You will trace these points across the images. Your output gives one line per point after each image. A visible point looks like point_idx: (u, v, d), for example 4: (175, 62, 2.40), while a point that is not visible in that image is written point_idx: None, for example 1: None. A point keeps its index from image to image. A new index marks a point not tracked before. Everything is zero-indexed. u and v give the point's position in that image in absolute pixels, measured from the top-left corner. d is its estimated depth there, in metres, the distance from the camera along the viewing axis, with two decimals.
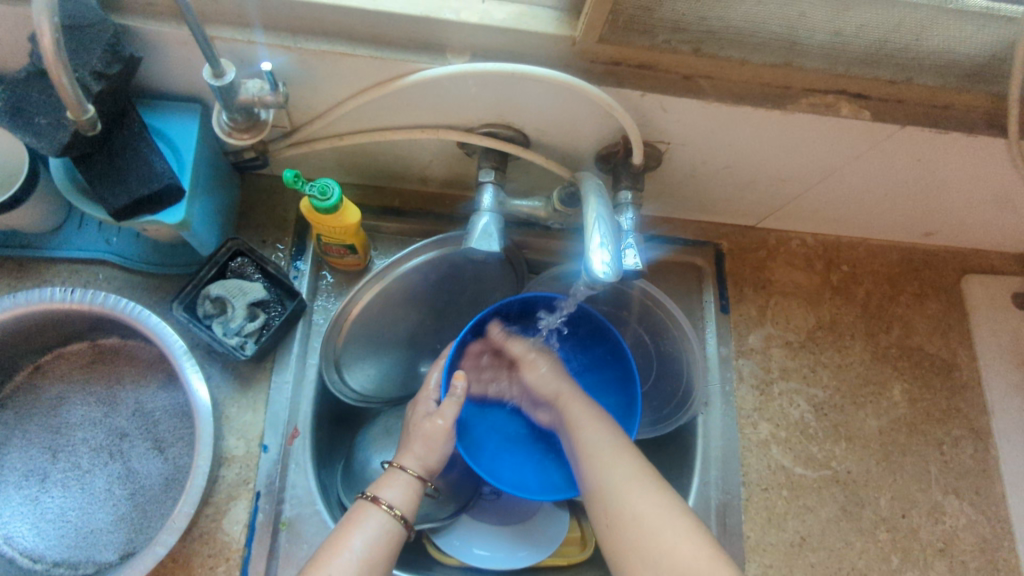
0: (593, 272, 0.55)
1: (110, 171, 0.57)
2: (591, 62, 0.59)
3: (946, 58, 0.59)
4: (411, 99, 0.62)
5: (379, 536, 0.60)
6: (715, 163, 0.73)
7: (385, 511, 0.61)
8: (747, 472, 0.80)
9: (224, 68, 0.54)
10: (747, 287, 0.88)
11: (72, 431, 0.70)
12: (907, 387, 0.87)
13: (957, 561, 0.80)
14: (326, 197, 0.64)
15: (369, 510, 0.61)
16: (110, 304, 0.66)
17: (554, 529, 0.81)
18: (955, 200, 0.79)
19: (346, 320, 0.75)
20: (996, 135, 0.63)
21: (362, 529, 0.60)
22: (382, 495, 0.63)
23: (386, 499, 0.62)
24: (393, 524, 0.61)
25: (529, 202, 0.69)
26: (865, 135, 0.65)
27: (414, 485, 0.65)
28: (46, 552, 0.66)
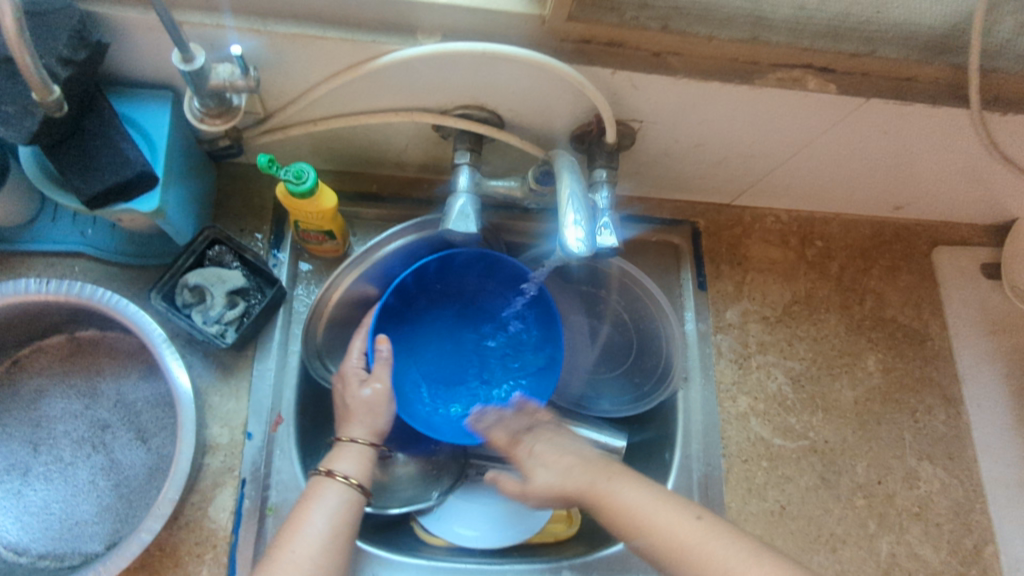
0: (567, 249, 0.56)
1: (81, 158, 0.57)
2: (562, 40, 0.59)
3: (909, 30, 0.60)
4: (383, 81, 0.62)
5: (338, 507, 0.63)
6: (688, 141, 0.74)
7: (339, 482, 0.64)
8: (726, 445, 0.82)
9: (194, 52, 0.54)
10: (723, 264, 0.89)
11: (53, 424, 0.70)
12: (881, 357, 0.89)
13: (932, 524, 0.82)
14: (301, 181, 0.64)
15: (323, 485, 0.64)
16: (86, 294, 0.65)
17: (542, 509, 0.82)
18: (924, 171, 0.81)
19: (326, 307, 0.74)
20: (960, 105, 0.64)
21: (320, 505, 0.62)
22: (336, 468, 0.65)
23: (339, 471, 0.65)
24: (351, 493, 0.64)
25: (505, 182, 0.69)
26: (833, 108, 0.66)
27: (366, 454, 0.67)
28: (30, 545, 0.66)
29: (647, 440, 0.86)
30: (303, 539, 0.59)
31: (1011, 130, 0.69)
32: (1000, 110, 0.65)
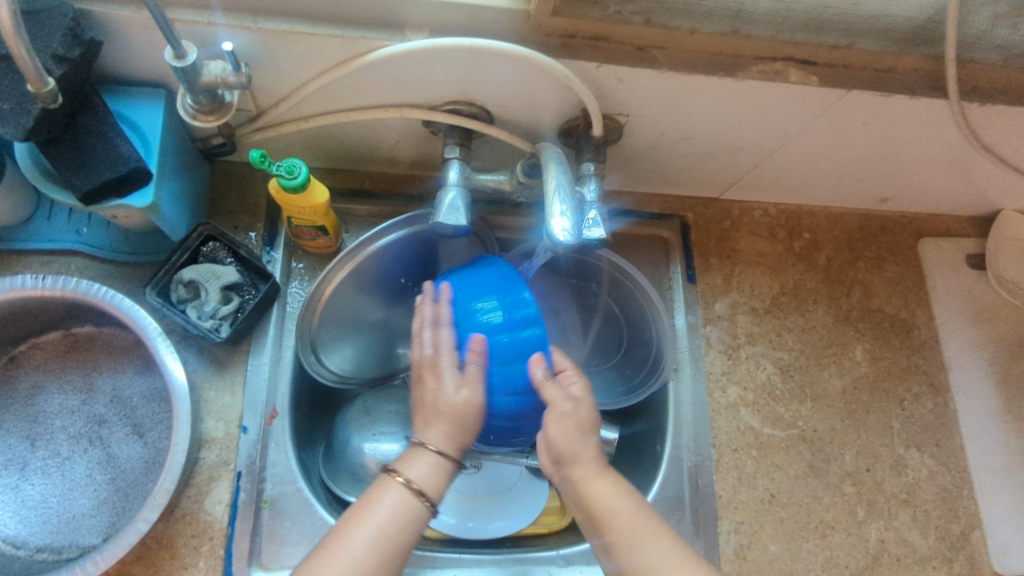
0: (555, 238, 0.57)
1: (75, 155, 0.58)
2: (547, 35, 0.61)
3: (886, 22, 0.61)
4: (373, 77, 0.64)
5: (395, 514, 0.59)
6: (674, 134, 0.75)
7: (399, 485, 0.60)
8: (717, 434, 0.83)
9: (186, 49, 0.55)
10: (712, 257, 0.91)
11: (50, 419, 0.71)
12: (868, 347, 0.90)
13: (920, 510, 0.83)
14: (293, 176, 0.65)
15: (388, 485, 0.61)
16: (82, 290, 0.66)
17: (534, 500, 0.83)
18: (908, 162, 0.82)
19: (320, 301, 0.76)
20: (938, 97, 0.66)
21: (376, 510, 0.59)
22: (406, 472, 0.61)
23: (406, 475, 0.61)
24: (414, 506, 0.60)
25: (494, 176, 0.71)
26: (814, 100, 0.67)
27: (442, 465, 0.62)
28: (28, 538, 0.66)
29: (638, 431, 0.87)
30: (350, 544, 0.58)
31: (989, 120, 0.70)
32: (977, 101, 0.67)
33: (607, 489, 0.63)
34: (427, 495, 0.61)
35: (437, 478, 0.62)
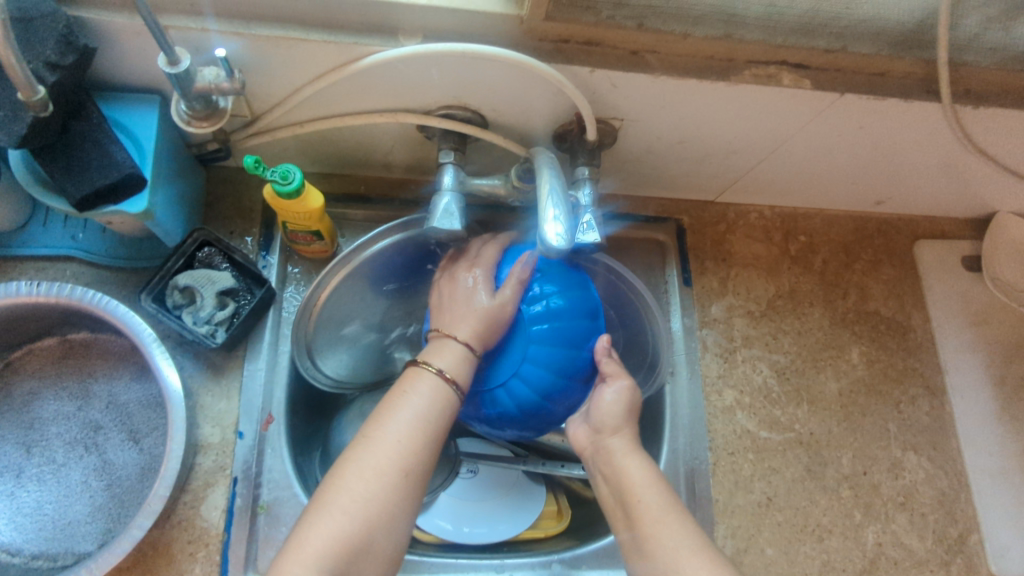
0: (548, 243, 0.57)
1: (69, 161, 0.58)
2: (540, 40, 0.61)
3: (878, 27, 0.62)
4: (366, 82, 0.64)
5: (430, 402, 0.59)
6: (668, 138, 0.75)
7: (431, 372, 0.61)
8: (714, 438, 0.83)
9: (179, 56, 0.55)
10: (708, 260, 0.91)
11: (46, 425, 0.71)
12: (865, 350, 0.90)
13: (917, 513, 0.83)
14: (287, 181, 0.65)
15: (417, 373, 0.61)
16: (77, 296, 0.66)
17: (530, 504, 0.83)
18: (902, 165, 0.82)
19: (315, 306, 0.76)
20: (931, 100, 0.66)
21: (411, 398, 0.59)
22: (432, 360, 0.62)
23: (432, 363, 0.62)
24: (442, 390, 0.60)
25: (489, 181, 0.71)
26: (808, 104, 0.67)
27: (463, 355, 0.63)
28: (24, 545, 0.66)
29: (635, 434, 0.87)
30: (386, 430, 0.57)
31: (983, 123, 0.70)
32: (970, 104, 0.67)
33: (634, 463, 0.63)
34: (453, 380, 0.61)
35: (463, 369, 0.63)
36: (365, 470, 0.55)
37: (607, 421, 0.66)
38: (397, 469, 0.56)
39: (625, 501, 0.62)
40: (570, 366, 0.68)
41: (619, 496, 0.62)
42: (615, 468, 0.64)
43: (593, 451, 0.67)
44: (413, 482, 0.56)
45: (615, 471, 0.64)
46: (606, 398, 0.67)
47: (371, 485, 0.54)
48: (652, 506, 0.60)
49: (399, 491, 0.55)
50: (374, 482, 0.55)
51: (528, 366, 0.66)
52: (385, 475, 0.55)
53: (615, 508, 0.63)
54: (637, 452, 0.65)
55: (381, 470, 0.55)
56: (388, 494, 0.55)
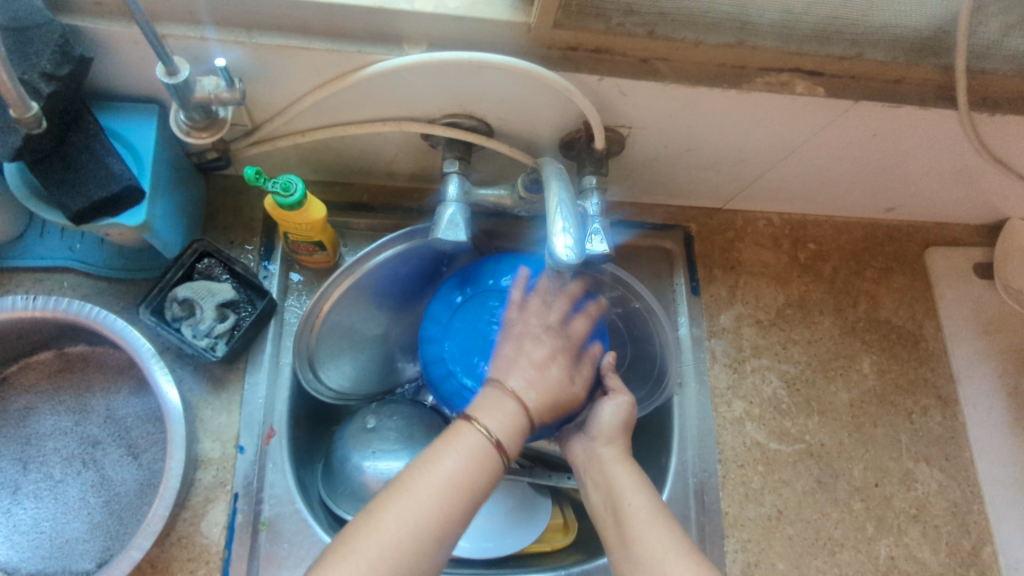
0: (557, 256, 0.56)
1: (66, 174, 0.57)
2: (548, 48, 0.59)
3: (895, 33, 0.60)
4: (370, 91, 0.62)
5: (474, 464, 0.56)
6: (677, 146, 0.74)
7: (480, 435, 0.57)
8: (723, 450, 0.82)
9: (178, 65, 0.54)
10: (716, 268, 0.89)
11: (43, 441, 0.69)
12: (876, 359, 0.88)
13: (929, 526, 0.82)
14: (289, 193, 0.64)
15: (466, 431, 0.57)
16: (73, 310, 0.65)
17: (537, 518, 0.81)
18: (915, 172, 0.81)
19: (318, 318, 0.75)
20: (947, 107, 0.64)
21: (453, 456, 0.55)
22: (479, 417, 0.58)
23: (484, 424, 0.58)
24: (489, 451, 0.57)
25: (494, 191, 0.69)
26: (821, 112, 0.66)
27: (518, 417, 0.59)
28: (20, 564, 0.65)
29: (642, 445, 0.86)
30: (425, 488, 0.54)
31: (1000, 130, 0.69)
32: (987, 111, 0.65)
33: (622, 473, 0.63)
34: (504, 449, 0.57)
35: (513, 435, 0.59)
36: (399, 531, 0.52)
37: (604, 430, 0.65)
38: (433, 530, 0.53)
39: (616, 512, 0.61)
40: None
41: (612, 506, 0.61)
42: (607, 477, 0.63)
43: (585, 461, 0.66)
44: (444, 545, 0.53)
45: (607, 481, 0.63)
46: (606, 410, 0.66)
47: (404, 546, 0.51)
48: (645, 518, 0.59)
49: (429, 558, 0.52)
50: (405, 547, 0.51)
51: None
52: (420, 538, 0.52)
53: (605, 517, 0.61)
54: (628, 462, 0.64)
55: (416, 532, 0.52)
56: (417, 559, 0.51)
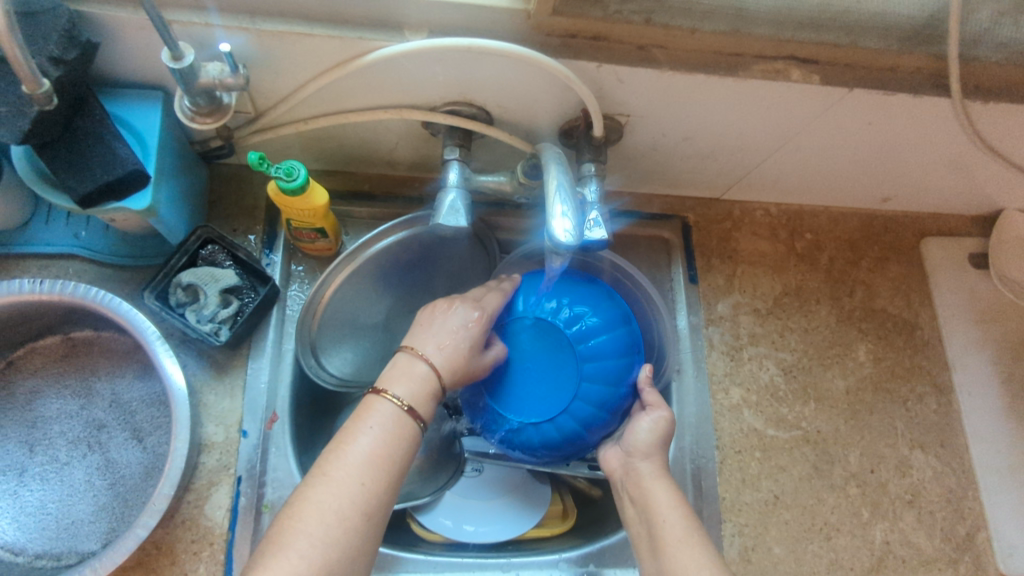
0: (556, 239, 0.56)
1: (73, 159, 0.58)
2: (547, 35, 0.60)
3: (888, 19, 0.61)
4: (372, 78, 0.63)
5: (389, 435, 0.57)
6: (674, 135, 0.75)
7: (391, 405, 0.58)
8: (720, 436, 0.83)
9: (183, 51, 0.54)
10: (713, 257, 0.90)
11: (49, 424, 0.70)
12: (871, 347, 0.89)
13: (925, 511, 0.83)
14: (291, 178, 0.65)
15: (375, 404, 0.58)
16: (80, 293, 0.66)
17: (536, 503, 0.82)
18: (911, 161, 0.81)
19: (320, 303, 0.76)
20: (940, 94, 0.65)
21: (364, 432, 0.56)
22: (389, 388, 0.60)
23: (394, 393, 0.59)
24: (404, 416, 0.58)
25: (494, 177, 0.70)
26: (817, 99, 0.67)
27: (425, 377, 0.61)
28: (27, 545, 0.66)
29: None
30: (343, 468, 0.54)
31: (993, 118, 0.70)
32: (980, 99, 0.66)
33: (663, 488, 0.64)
34: (417, 413, 0.59)
35: (427, 398, 0.61)
36: (322, 515, 0.52)
37: (640, 446, 0.67)
38: (360, 507, 0.53)
39: (651, 533, 0.62)
40: (613, 401, 0.71)
41: (648, 526, 0.62)
42: (644, 493, 0.64)
43: (623, 474, 0.68)
44: (375, 519, 0.54)
45: (643, 497, 0.64)
46: (641, 425, 0.69)
47: (332, 531, 0.51)
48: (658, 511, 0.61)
49: (359, 533, 0.52)
50: (334, 529, 0.52)
51: (578, 403, 0.70)
52: (347, 517, 0.52)
53: (640, 529, 0.63)
54: (665, 478, 0.65)
55: (340, 512, 0.52)
56: (349, 538, 0.52)
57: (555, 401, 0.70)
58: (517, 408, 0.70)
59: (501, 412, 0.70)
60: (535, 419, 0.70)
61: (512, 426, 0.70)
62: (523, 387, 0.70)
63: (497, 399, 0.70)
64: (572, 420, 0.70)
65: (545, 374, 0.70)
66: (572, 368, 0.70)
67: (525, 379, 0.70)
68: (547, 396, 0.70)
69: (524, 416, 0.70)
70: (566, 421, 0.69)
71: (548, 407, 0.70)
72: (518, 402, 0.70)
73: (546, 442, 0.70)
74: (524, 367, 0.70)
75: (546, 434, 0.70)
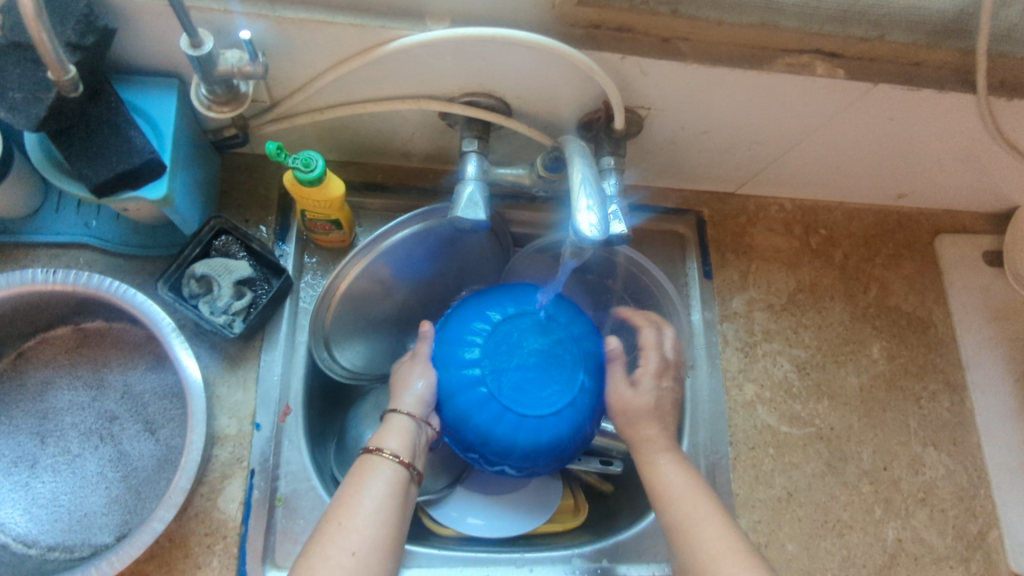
0: (580, 234, 0.55)
1: (88, 148, 0.57)
2: (571, 26, 0.60)
3: (917, 13, 0.60)
4: (391, 67, 0.62)
5: (394, 476, 0.60)
6: (694, 129, 0.74)
7: (386, 459, 0.61)
8: (734, 433, 0.82)
9: (203, 38, 0.53)
10: (728, 253, 0.90)
11: (60, 416, 0.69)
12: (885, 345, 0.89)
13: (937, 509, 0.83)
14: (309, 169, 0.64)
15: (371, 456, 0.62)
16: (94, 284, 0.65)
17: (548, 498, 0.82)
18: (929, 158, 0.81)
19: (335, 295, 0.75)
20: (966, 90, 0.65)
21: (367, 484, 0.59)
22: (382, 443, 0.62)
23: (384, 447, 0.62)
24: (397, 468, 0.61)
25: (513, 170, 0.69)
26: (841, 94, 0.66)
27: (410, 428, 0.64)
28: (39, 537, 0.65)
29: None
30: (354, 518, 0.56)
31: (1015, 115, 0.69)
32: (1005, 96, 0.66)
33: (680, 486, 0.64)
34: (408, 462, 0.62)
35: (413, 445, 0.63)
36: (339, 560, 0.54)
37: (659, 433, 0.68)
38: (375, 549, 0.55)
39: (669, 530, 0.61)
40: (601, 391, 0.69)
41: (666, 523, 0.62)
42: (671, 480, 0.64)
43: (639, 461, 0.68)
44: (390, 557, 0.56)
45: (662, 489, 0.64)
46: (624, 389, 0.70)
47: (350, 565, 0.54)
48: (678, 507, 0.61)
49: (377, 574, 0.55)
50: (351, 563, 0.54)
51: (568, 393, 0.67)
52: (364, 559, 0.55)
53: (666, 518, 0.63)
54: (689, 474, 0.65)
55: (358, 554, 0.55)
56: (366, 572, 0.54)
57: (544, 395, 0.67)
58: (504, 408, 0.66)
59: (486, 413, 0.66)
60: (526, 417, 0.66)
61: (502, 430, 0.66)
62: (508, 387, 0.67)
63: (479, 401, 0.66)
64: (563, 413, 0.67)
65: (528, 372, 0.67)
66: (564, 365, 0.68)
67: (509, 380, 0.67)
68: (535, 392, 0.67)
69: (511, 417, 0.66)
70: (560, 414, 0.67)
71: (537, 402, 0.67)
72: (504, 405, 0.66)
73: (541, 440, 0.66)
74: (507, 369, 0.67)
75: (538, 431, 0.66)
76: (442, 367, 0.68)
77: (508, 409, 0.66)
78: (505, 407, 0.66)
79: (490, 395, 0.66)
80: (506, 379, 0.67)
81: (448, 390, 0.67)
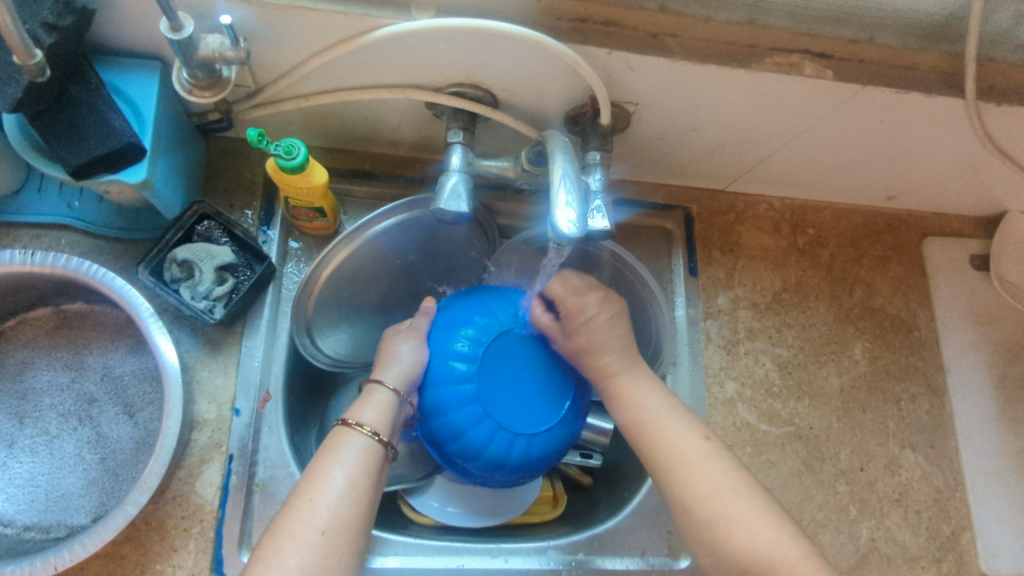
0: (559, 230, 0.55)
1: (67, 130, 0.56)
2: (558, 19, 0.59)
3: (907, 16, 0.59)
4: (376, 55, 0.62)
5: (364, 455, 0.60)
6: (682, 126, 0.73)
7: (362, 433, 0.61)
8: (713, 429, 0.83)
9: (183, 21, 0.53)
10: (715, 250, 0.89)
11: (39, 396, 0.69)
12: (868, 346, 0.89)
13: (911, 510, 0.84)
14: (291, 156, 0.63)
15: (345, 433, 0.61)
16: (72, 267, 0.65)
17: (526, 490, 0.82)
18: (919, 161, 0.80)
19: (316, 284, 0.75)
20: (955, 95, 0.64)
21: (341, 459, 0.59)
22: (357, 417, 0.62)
23: (362, 421, 0.62)
24: (370, 444, 0.61)
25: (497, 162, 0.69)
26: (829, 94, 0.66)
27: (390, 404, 0.64)
28: (15, 516, 0.66)
29: None
30: (324, 496, 0.57)
31: (1005, 121, 0.69)
32: (995, 101, 0.65)
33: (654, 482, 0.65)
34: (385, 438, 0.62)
35: (389, 422, 0.63)
36: (307, 539, 0.54)
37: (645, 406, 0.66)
38: (345, 529, 0.56)
39: None
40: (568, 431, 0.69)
41: None
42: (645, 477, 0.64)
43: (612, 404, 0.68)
44: (359, 533, 0.57)
45: None
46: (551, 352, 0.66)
47: (315, 545, 0.54)
48: None
49: (345, 552, 0.55)
50: (318, 542, 0.55)
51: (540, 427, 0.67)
52: (332, 538, 0.55)
53: None
54: None
55: (326, 533, 0.55)
56: (333, 551, 0.55)
57: (527, 415, 0.67)
58: (483, 415, 0.66)
59: (465, 413, 0.65)
60: (501, 429, 0.66)
61: (472, 434, 0.65)
62: (493, 397, 0.66)
63: (462, 399, 0.65)
64: (529, 441, 0.66)
65: (512, 389, 0.67)
66: (548, 395, 0.68)
67: (496, 389, 0.66)
68: (519, 408, 0.67)
69: (484, 427, 0.66)
70: (527, 442, 0.66)
71: (515, 419, 0.66)
72: (485, 409, 0.66)
73: (508, 454, 0.66)
74: (496, 377, 0.66)
75: (499, 447, 0.66)
76: (433, 353, 0.67)
77: (488, 416, 0.66)
78: (483, 418, 0.65)
79: (474, 396, 0.66)
80: (493, 388, 0.66)
81: (435, 378, 0.66)
